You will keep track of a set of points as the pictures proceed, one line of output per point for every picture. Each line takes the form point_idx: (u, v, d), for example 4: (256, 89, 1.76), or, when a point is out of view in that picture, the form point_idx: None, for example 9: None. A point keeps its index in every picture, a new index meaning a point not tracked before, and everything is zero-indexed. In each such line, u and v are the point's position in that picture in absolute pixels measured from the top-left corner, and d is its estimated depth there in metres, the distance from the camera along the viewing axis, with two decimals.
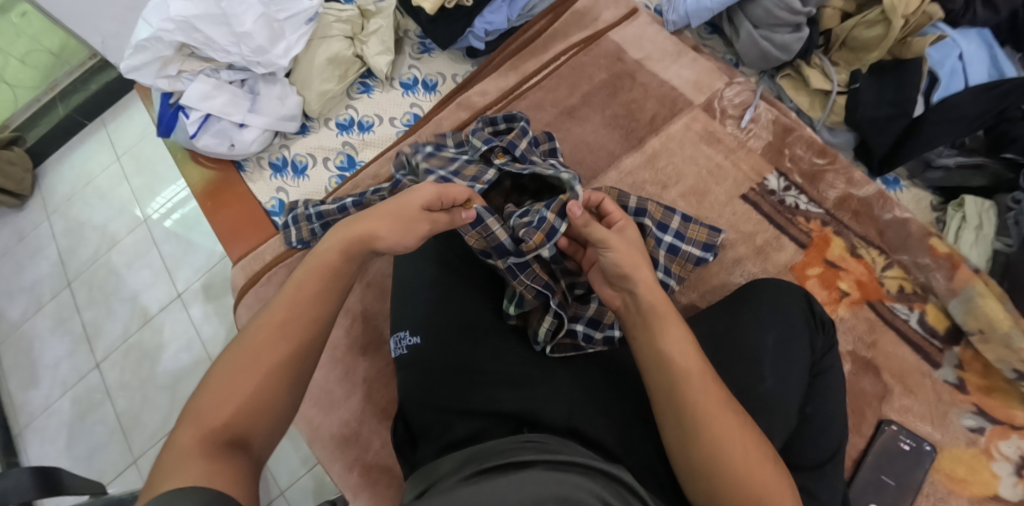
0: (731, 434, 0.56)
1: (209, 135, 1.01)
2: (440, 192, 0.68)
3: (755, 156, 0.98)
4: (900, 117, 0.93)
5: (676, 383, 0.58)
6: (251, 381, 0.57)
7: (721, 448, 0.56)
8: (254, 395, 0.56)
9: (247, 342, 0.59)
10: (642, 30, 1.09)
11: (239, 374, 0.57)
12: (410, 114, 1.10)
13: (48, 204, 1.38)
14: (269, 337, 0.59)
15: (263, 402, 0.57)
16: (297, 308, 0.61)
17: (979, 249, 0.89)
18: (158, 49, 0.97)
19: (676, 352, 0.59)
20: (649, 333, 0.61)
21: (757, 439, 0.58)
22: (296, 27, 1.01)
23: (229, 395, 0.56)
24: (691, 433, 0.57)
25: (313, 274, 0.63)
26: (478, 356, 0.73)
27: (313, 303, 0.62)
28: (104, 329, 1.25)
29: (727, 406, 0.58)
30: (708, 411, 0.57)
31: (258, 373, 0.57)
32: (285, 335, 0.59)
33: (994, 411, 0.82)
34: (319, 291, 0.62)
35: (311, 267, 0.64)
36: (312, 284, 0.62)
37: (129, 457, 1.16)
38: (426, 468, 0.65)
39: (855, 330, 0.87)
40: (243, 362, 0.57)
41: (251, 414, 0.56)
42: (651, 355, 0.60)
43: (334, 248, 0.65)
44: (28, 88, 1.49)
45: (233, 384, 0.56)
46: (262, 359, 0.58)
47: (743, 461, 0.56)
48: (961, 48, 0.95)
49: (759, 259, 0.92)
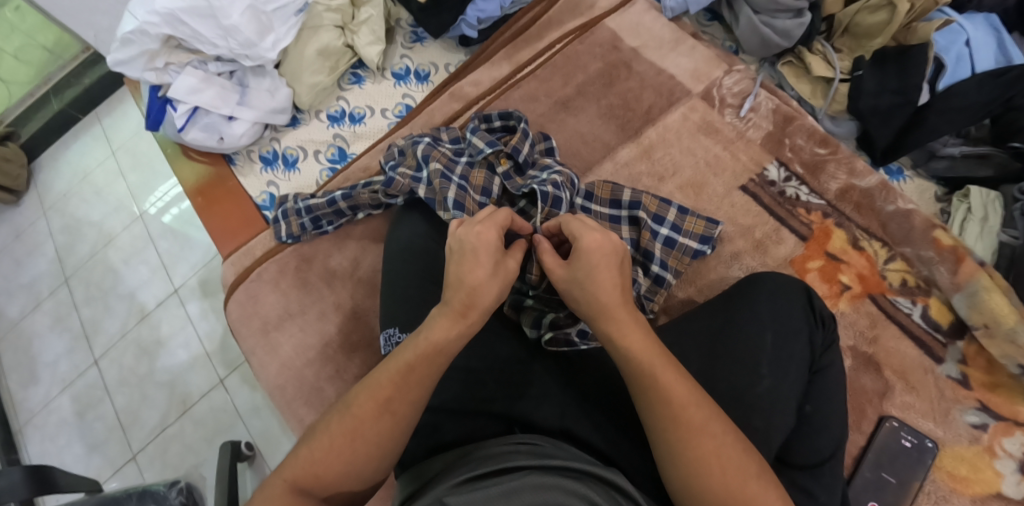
0: (709, 452, 0.55)
1: (198, 128, 0.99)
2: (495, 224, 0.63)
3: (755, 146, 0.96)
4: (904, 106, 0.91)
5: (650, 402, 0.57)
6: (347, 454, 0.56)
7: (703, 466, 0.54)
8: (345, 471, 0.56)
9: (353, 407, 0.57)
10: (639, 17, 1.06)
11: (338, 445, 0.56)
12: (402, 106, 1.08)
13: (44, 201, 1.37)
14: (371, 414, 0.57)
15: (353, 481, 0.56)
16: (406, 390, 0.58)
17: (984, 241, 0.87)
18: (144, 42, 0.94)
19: (650, 369, 0.58)
20: (623, 348, 0.59)
21: (741, 456, 0.55)
22: (285, 19, 0.99)
23: (326, 462, 0.55)
24: (669, 451, 0.56)
25: (427, 361, 0.58)
26: (470, 354, 0.72)
27: (421, 388, 0.58)
28: (102, 326, 1.25)
29: (705, 424, 0.56)
30: (682, 430, 0.56)
31: (360, 446, 0.56)
32: (388, 415, 0.57)
33: (998, 407, 0.80)
34: (426, 382, 0.58)
35: (428, 348, 0.59)
36: (423, 370, 0.58)
37: (128, 453, 1.15)
38: (416, 468, 0.63)
39: (856, 325, 0.86)
40: (342, 433, 0.56)
41: (341, 480, 0.56)
42: (627, 370, 0.59)
43: (451, 334, 0.59)
44: (23, 84, 1.46)
45: (330, 449, 0.56)
46: (360, 437, 0.56)
47: (722, 481, 0.54)
48: (968, 34, 0.92)
49: (758, 252, 0.90)
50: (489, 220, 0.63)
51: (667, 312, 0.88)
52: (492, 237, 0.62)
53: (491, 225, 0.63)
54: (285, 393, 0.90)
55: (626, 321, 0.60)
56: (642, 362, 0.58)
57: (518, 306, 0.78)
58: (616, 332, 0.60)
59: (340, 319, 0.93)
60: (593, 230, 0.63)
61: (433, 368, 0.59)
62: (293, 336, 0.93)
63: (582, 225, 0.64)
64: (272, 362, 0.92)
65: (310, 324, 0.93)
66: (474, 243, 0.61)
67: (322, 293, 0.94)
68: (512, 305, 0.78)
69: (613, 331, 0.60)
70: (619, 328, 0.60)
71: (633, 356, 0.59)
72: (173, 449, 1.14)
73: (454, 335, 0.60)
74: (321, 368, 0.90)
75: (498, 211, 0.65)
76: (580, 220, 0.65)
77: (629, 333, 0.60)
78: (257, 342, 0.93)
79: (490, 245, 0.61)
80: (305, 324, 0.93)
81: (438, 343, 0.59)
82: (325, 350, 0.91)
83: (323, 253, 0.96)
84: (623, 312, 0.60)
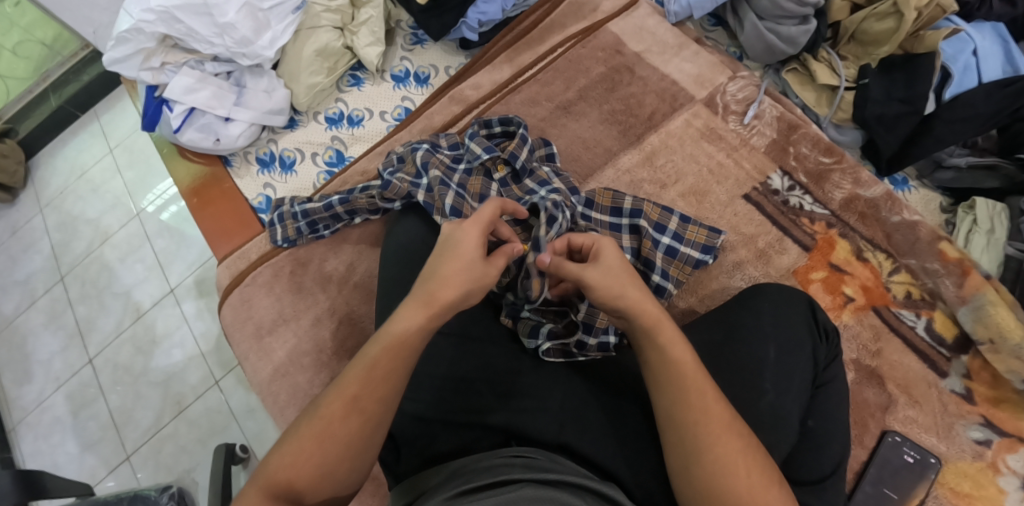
0: (735, 453, 0.54)
1: (194, 129, 0.98)
2: (479, 222, 0.64)
3: (759, 154, 0.94)
4: (911, 115, 0.89)
5: (680, 398, 0.57)
6: (320, 460, 0.56)
7: (724, 470, 0.54)
8: (320, 472, 0.56)
9: (322, 409, 0.57)
10: (643, 21, 1.05)
11: (307, 447, 0.56)
12: (402, 109, 1.06)
13: (41, 198, 1.36)
14: (339, 414, 0.56)
15: (328, 483, 0.56)
16: (372, 387, 0.57)
17: (989, 255, 0.86)
18: (140, 40, 0.93)
19: (684, 364, 0.58)
20: (653, 341, 0.59)
21: (762, 460, 0.55)
22: (282, 16, 0.96)
23: (297, 467, 0.55)
24: (694, 454, 0.55)
25: (392, 354, 0.58)
26: (466, 366, 0.71)
27: (385, 384, 0.58)
28: (97, 325, 1.23)
29: (732, 423, 0.56)
30: (712, 428, 0.55)
31: (333, 452, 0.56)
32: (356, 414, 0.57)
33: (1002, 423, 0.79)
34: (390, 380, 0.58)
35: (391, 341, 0.59)
36: (388, 364, 0.58)
37: (122, 453, 1.14)
38: (412, 479, 0.62)
39: (859, 338, 0.84)
40: (311, 435, 0.56)
41: (315, 483, 0.55)
42: (658, 363, 0.59)
43: (414, 325, 0.59)
44: (21, 80, 1.44)
45: (300, 452, 0.56)
46: (330, 437, 0.56)
47: (747, 483, 0.54)
48: (975, 43, 0.90)
49: (761, 262, 0.89)
50: (477, 220, 0.63)
51: None
52: (475, 238, 0.62)
53: (474, 224, 0.63)
54: (278, 400, 0.89)
55: (655, 314, 0.60)
56: (673, 362, 0.58)
57: (515, 315, 0.77)
58: (649, 324, 0.60)
59: (335, 325, 0.91)
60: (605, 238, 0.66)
61: (399, 363, 0.58)
62: (287, 342, 0.91)
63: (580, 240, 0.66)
64: (265, 367, 0.91)
65: (304, 329, 0.92)
66: (462, 242, 0.62)
67: (317, 297, 0.93)
68: (510, 314, 0.77)
69: (648, 321, 0.60)
70: (652, 319, 0.60)
71: (667, 350, 0.58)
72: (167, 450, 1.13)
73: (417, 324, 0.59)
74: (315, 375, 0.89)
75: (485, 207, 0.65)
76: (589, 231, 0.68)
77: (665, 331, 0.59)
78: (250, 347, 0.92)
79: (472, 249, 0.61)
80: (298, 330, 0.92)
81: (399, 338, 0.59)
82: (319, 357, 0.90)
83: (318, 258, 0.95)
84: (654, 307, 0.60)
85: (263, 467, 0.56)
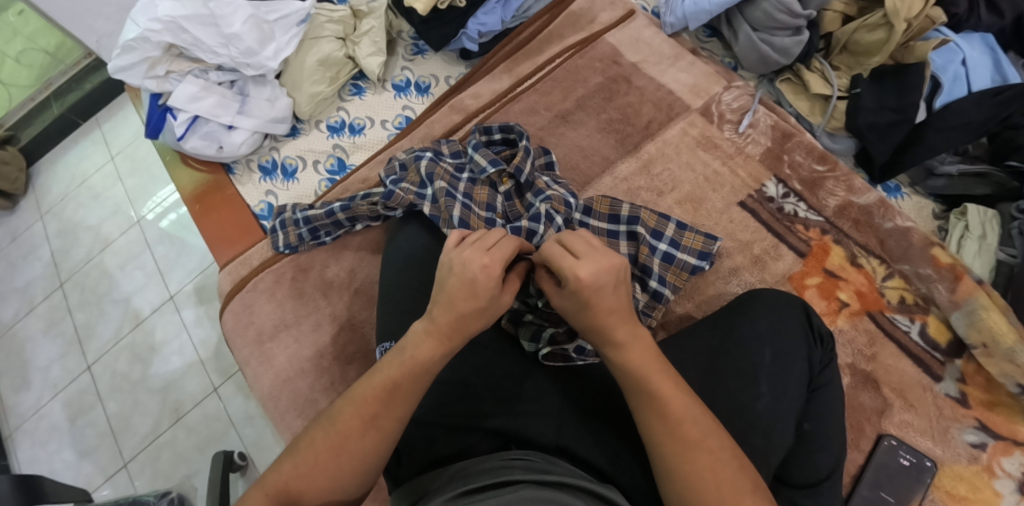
0: (704, 467, 0.55)
1: (197, 136, 0.99)
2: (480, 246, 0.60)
3: (754, 162, 0.96)
4: (902, 124, 0.91)
5: (647, 418, 0.58)
6: (330, 475, 0.56)
7: (695, 482, 0.55)
8: (330, 485, 0.56)
9: (338, 424, 0.57)
10: (640, 32, 1.07)
11: (320, 458, 0.56)
12: (402, 117, 1.08)
13: (41, 204, 1.37)
14: (356, 429, 0.57)
15: (335, 495, 0.56)
16: (393, 405, 0.58)
17: (981, 259, 0.87)
18: (146, 49, 0.95)
19: (649, 383, 0.58)
20: (619, 360, 0.59)
21: (736, 473, 0.55)
22: (287, 29, 0.99)
23: (309, 477, 0.56)
24: (665, 466, 0.56)
25: (413, 377, 0.59)
26: (465, 370, 0.72)
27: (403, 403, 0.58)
28: (96, 332, 1.24)
29: (701, 440, 0.56)
30: (678, 446, 0.56)
31: (344, 468, 0.56)
32: (373, 430, 0.57)
33: (997, 426, 0.80)
34: (411, 397, 0.59)
35: (411, 365, 0.59)
36: (409, 386, 0.58)
37: (119, 460, 1.14)
38: (414, 483, 0.62)
39: (854, 343, 0.85)
40: (326, 447, 0.57)
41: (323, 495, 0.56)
42: (627, 380, 0.59)
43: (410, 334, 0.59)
44: (24, 87, 1.46)
45: (313, 463, 0.56)
46: (344, 451, 0.56)
47: (718, 496, 0.54)
48: (964, 54, 0.93)
49: (756, 268, 0.90)
50: (476, 244, 0.60)
51: (665, 327, 0.88)
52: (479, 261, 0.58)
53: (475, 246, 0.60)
54: (279, 405, 0.89)
55: (626, 334, 0.59)
56: (642, 377, 0.58)
57: (517, 319, 0.77)
58: (626, 338, 0.59)
59: (336, 330, 0.92)
60: (596, 253, 0.59)
61: (419, 384, 0.59)
62: (287, 348, 0.92)
63: (568, 257, 0.59)
64: (265, 373, 0.91)
65: (305, 335, 0.92)
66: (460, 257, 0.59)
67: (319, 303, 0.94)
68: (511, 319, 0.77)
69: (629, 334, 0.59)
70: (626, 333, 0.59)
71: (633, 369, 0.58)
72: (165, 457, 1.13)
73: (440, 354, 0.59)
74: (316, 380, 0.90)
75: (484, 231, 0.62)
76: (580, 237, 0.61)
77: (635, 350, 0.59)
78: (251, 353, 0.93)
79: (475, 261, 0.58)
80: (299, 335, 0.92)
81: (425, 363, 0.59)
82: (321, 361, 0.91)
83: (319, 264, 0.96)
84: (623, 332, 0.59)
85: (271, 475, 0.57)
